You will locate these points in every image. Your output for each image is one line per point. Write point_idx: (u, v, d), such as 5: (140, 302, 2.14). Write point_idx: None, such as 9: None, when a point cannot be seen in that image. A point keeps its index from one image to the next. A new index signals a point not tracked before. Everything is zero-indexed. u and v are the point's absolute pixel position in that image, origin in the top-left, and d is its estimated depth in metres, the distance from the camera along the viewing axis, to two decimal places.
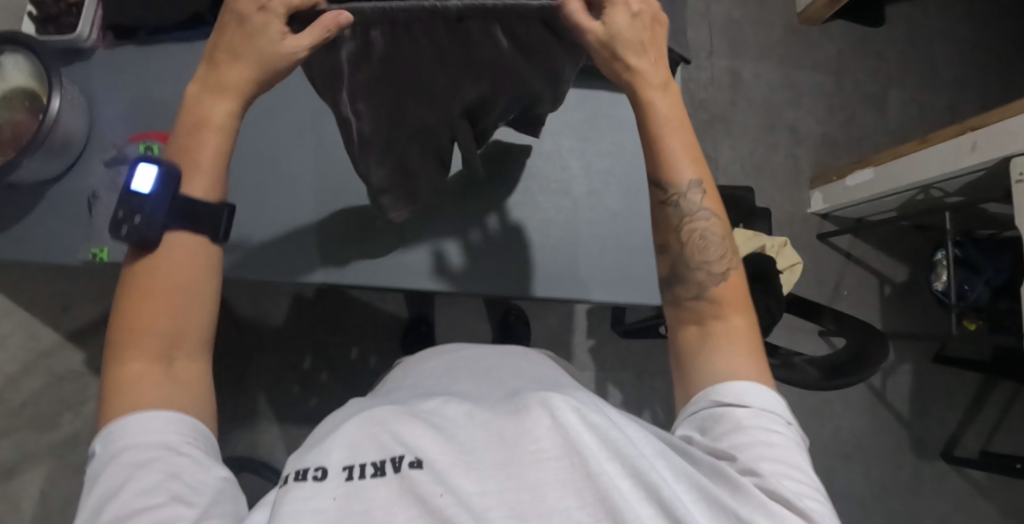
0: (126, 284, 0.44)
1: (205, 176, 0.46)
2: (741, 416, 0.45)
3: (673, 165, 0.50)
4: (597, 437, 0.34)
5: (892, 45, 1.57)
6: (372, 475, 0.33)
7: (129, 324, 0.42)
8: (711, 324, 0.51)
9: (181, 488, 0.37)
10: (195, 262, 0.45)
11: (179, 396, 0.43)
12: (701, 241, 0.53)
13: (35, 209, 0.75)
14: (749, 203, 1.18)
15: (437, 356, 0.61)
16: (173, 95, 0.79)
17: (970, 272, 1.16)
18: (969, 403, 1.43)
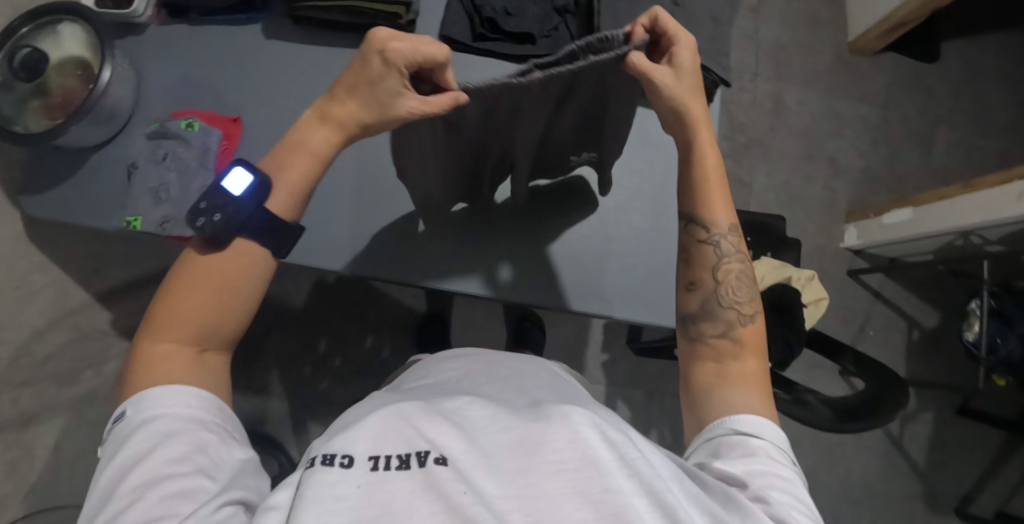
0: (175, 279, 0.48)
1: (285, 195, 0.52)
2: (756, 445, 0.44)
3: (712, 210, 0.55)
4: (615, 454, 0.35)
5: (945, 81, 1.52)
6: (397, 467, 0.34)
7: (173, 307, 0.46)
8: (728, 364, 0.51)
9: (206, 460, 0.40)
10: (251, 264, 0.50)
11: (205, 378, 0.47)
12: (735, 283, 0.54)
13: (77, 172, 0.78)
14: (779, 233, 1.15)
15: (459, 356, 0.63)
16: (219, 77, 0.81)
17: (1004, 325, 1.11)
18: (991, 461, 1.36)
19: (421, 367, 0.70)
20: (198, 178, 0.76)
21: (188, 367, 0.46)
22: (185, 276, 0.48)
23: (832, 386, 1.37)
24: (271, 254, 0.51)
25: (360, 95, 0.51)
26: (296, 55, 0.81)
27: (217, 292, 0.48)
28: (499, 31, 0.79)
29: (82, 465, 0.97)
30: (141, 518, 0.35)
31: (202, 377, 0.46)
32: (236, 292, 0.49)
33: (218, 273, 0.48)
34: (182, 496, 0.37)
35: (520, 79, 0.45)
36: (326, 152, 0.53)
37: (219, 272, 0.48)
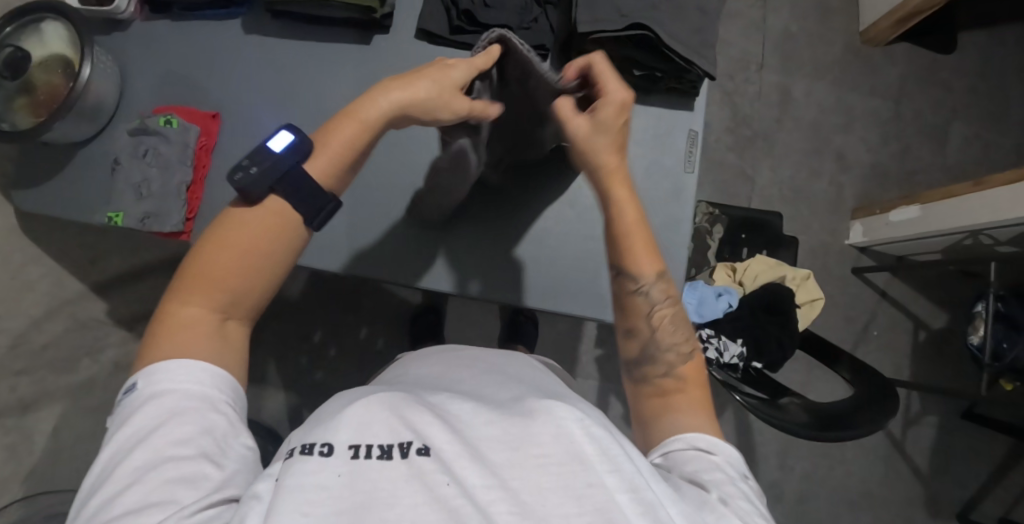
0: (201, 242, 0.45)
1: (326, 155, 0.49)
2: (712, 458, 0.42)
3: (635, 260, 0.53)
4: (599, 450, 0.34)
5: (962, 73, 1.45)
6: (378, 456, 0.32)
7: (198, 271, 0.43)
8: (672, 397, 0.50)
9: (210, 445, 0.37)
10: (284, 237, 0.46)
11: (225, 354, 0.43)
12: (671, 324, 0.54)
13: (65, 168, 0.79)
14: (777, 230, 1.11)
15: (431, 357, 0.62)
16: (200, 73, 0.81)
17: (1012, 330, 1.08)
18: (997, 468, 1.32)
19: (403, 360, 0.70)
20: (176, 175, 0.76)
21: (210, 342, 0.42)
22: (213, 238, 0.45)
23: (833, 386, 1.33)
24: (305, 221, 0.47)
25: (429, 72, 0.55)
26: (275, 51, 0.81)
27: (243, 264, 0.44)
28: (476, 24, 0.77)
29: (78, 449, 1.01)
30: (135, 504, 0.32)
31: (219, 353, 0.43)
32: (264, 262, 0.45)
33: (249, 240, 0.45)
34: (183, 482, 0.34)
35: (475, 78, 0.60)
36: (375, 112, 0.51)
37: (247, 241, 0.45)
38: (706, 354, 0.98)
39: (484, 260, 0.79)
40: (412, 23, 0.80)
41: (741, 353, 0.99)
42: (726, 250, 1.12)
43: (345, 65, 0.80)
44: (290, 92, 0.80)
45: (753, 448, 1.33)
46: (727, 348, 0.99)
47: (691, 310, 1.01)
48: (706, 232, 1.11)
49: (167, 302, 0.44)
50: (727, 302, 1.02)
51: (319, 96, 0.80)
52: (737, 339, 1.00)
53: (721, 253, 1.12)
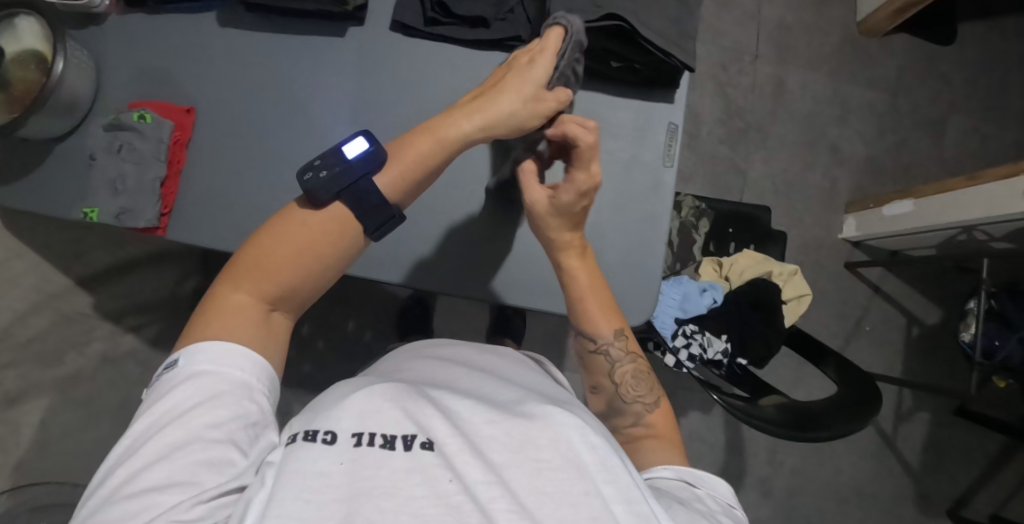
0: (261, 234, 0.47)
1: (396, 166, 0.51)
2: (696, 487, 0.47)
3: (593, 323, 0.62)
4: (597, 459, 0.37)
5: (960, 66, 1.43)
6: (380, 445, 0.35)
7: (251, 260, 0.45)
8: (642, 441, 0.57)
9: (240, 435, 0.37)
10: (344, 241, 0.48)
11: (267, 341, 0.44)
12: (633, 379, 0.61)
13: (44, 163, 0.79)
14: (766, 225, 1.10)
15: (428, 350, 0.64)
16: (177, 67, 0.81)
17: (1003, 327, 1.06)
18: (988, 464, 1.31)
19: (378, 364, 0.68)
20: (152, 170, 0.76)
21: (255, 332, 0.43)
22: (276, 231, 0.47)
23: (821, 383, 1.34)
24: (365, 233, 0.49)
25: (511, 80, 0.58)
26: (251, 44, 0.80)
27: (298, 260, 0.46)
28: (451, 15, 0.76)
29: (66, 443, 1.01)
30: (160, 479, 0.33)
31: (261, 341, 0.43)
32: (318, 262, 0.47)
33: (316, 239, 0.47)
34: (208, 465, 0.34)
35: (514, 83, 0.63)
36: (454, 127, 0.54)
37: (309, 239, 0.46)
38: (690, 351, 0.97)
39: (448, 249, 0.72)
40: (389, 16, 0.79)
41: (726, 349, 0.98)
42: (712, 244, 1.09)
43: (320, 58, 0.80)
44: (265, 86, 0.80)
45: (741, 443, 1.33)
46: (712, 344, 0.98)
47: (674, 306, 1.00)
48: (692, 226, 1.08)
49: (218, 286, 0.45)
50: (711, 298, 1.00)
51: (293, 90, 0.80)
52: (722, 335, 0.99)
53: (707, 248, 1.09)
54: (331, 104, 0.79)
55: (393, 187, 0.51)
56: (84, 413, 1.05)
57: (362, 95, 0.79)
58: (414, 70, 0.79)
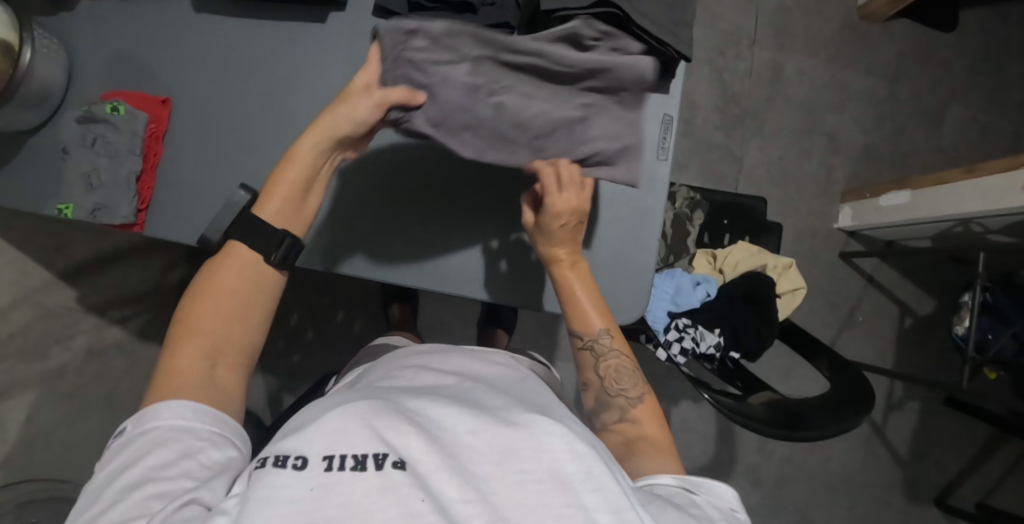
0: (191, 293, 0.53)
1: (269, 200, 0.56)
2: (695, 494, 0.47)
3: (580, 318, 0.63)
4: (582, 468, 0.35)
5: (961, 52, 1.41)
6: (352, 468, 0.32)
7: (184, 322, 0.51)
8: (634, 442, 0.56)
9: (192, 465, 0.42)
10: (263, 278, 0.55)
11: (211, 389, 0.49)
12: (616, 373, 0.61)
13: (18, 156, 0.77)
14: (760, 216, 1.08)
15: (411, 360, 0.61)
16: (149, 54, 0.78)
17: (997, 321, 1.06)
18: (976, 453, 1.32)
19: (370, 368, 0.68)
20: (126, 164, 0.74)
21: (200, 386, 0.48)
22: (199, 291, 0.52)
23: (812, 373, 1.34)
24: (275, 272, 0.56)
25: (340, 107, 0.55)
26: (225, 29, 0.77)
27: (230, 309, 0.52)
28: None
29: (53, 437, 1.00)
30: (121, 516, 0.37)
31: (208, 393, 0.48)
32: (247, 303, 0.53)
33: (235, 286, 0.53)
34: (161, 496, 0.38)
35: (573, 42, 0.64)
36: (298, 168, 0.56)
37: (227, 290, 0.53)
38: (682, 345, 0.95)
39: (412, 244, 0.69)
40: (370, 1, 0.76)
41: (718, 343, 0.96)
42: (706, 236, 1.08)
43: (297, 45, 0.76)
44: (240, 74, 0.77)
45: (732, 433, 1.34)
46: (704, 338, 0.96)
47: (666, 299, 0.98)
48: (686, 219, 1.05)
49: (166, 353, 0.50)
50: (705, 291, 0.98)
51: (270, 79, 0.77)
52: (714, 329, 0.97)
53: (702, 239, 1.08)
54: (313, 94, 0.76)
55: (268, 217, 0.55)
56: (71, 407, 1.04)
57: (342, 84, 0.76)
58: None
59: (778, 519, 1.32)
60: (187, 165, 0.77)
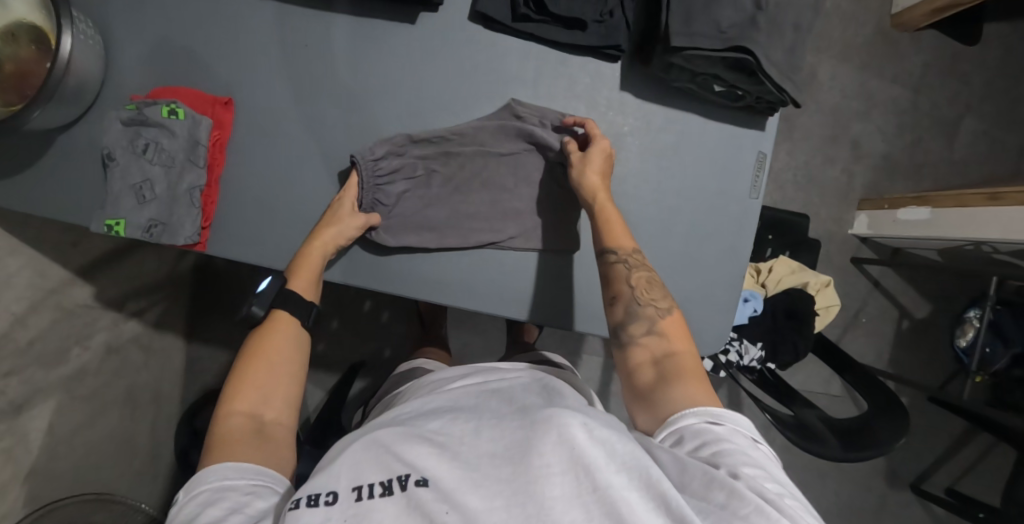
0: (244, 353, 0.55)
1: (300, 280, 0.62)
2: (721, 431, 0.47)
3: (613, 231, 0.63)
4: (604, 453, 0.40)
5: (982, 66, 1.44)
6: (381, 494, 0.40)
7: (232, 383, 0.52)
8: (662, 360, 0.55)
9: (237, 518, 0.41)
10: (304, 342, 0.59)
11: (263, 449, 0.49)
12: (647, 284, 0.61)
13: (47, 157, 0.68)
14: (802, 233, 1.12)
15: (450, 373, 0.67)
16: (207, 48, 0.69)
17: (997, 337, 1.16)
18: (950, 444, 1.46)
19: (416, 390, 0.68)
20: (186, 176, 0.66)
21: (252, 445, 0.49)
22: (251, 351, 0.55)
23: (817, 370, 1.43)
24: (303, 332, 0.59)
25: (333, 222, 0.65)
26: (295, 24, 0.69)
27: (283, 369, 0.55)
28: (544, 12, 0.66)
29: (75, 442, 0.94)
30: None
31: (260, 451, 0.48)
32: (290, 367, 0.56)
33: (281, 355, 0.55)
34: None
35: (681, 68, 0.66)
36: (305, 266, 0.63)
37: (276, 353, 0.55)
38: (728, 357, 1.00)
39: (467, 279, 0.71)
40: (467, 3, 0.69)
41: (760, 356, 1.02)
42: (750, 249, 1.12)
43: (380, 49, 0.69)
44: (312, 78, 0.69)
45: None
46: (748, 352, 1.01)
47: None
48: None
49: (219, 410, 0.51)
50: (753, 308, 1.02)
51: (341, 82, 0.69)
52: (757, 343, 1.02)
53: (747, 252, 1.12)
54: (391, 103, 0.69)
55: (303, 293, 0.61)
56: (92, 408, 0.98)
57: (428, 97, 0.69)
58: (490, 72, 0.70)
59: None
60: (246, 177, 0.69)
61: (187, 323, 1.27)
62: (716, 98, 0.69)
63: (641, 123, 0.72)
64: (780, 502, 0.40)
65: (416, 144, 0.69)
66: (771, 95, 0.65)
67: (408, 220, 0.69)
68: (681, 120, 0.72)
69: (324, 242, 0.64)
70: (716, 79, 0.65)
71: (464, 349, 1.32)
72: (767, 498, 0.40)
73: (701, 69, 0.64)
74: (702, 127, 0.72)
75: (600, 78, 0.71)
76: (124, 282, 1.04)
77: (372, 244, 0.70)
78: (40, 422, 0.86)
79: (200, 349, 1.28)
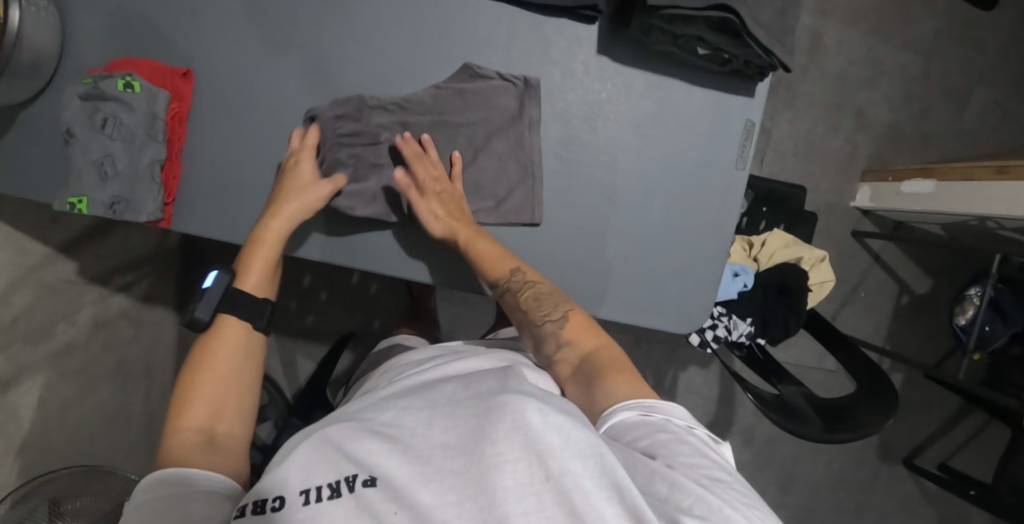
0: (191, 366, 0.52)
1: (255, 273, 0.60)
2: (656, 422, 0.44)
3: (490, 265, 0.63)
4: (559, 436, 0.37)
5: (996, 33, 1.37)
6: (329, 497, 0.37)
7: (182, 396, 0.50)
8: (578, 367, 0.53)
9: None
10: (256, 347, 0.57)
11: (216, 456, 0.45)
12: (536, 302, 0.60)
13: (10, 132, 0.67)
14: (797, 206, 1.09)
15: (424, 354, 0.65)
16: (164, 15, 0.66)
17: (996, 314, 1.13)
18: (945, 420, 1.45)
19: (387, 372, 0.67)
20: (148, 152, 0.64)
21: (203, 453, 0.45)
22: (201, 360, 0.53)
23: (811, 344, 1.41)
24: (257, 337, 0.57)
25: (291, 193, 0.62)
26: None
27: (233, 377, 0.53)
28: None
29: (67, 416, 0.96)
30: None
31: (212, 459, 0.45)
32: (243, 376, 0.54)
33: (234, 361, 0.53)
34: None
35: (660, 31, 0.62)
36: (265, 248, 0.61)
37: (228, 362, 0.53)
38: (716, 332, 0.98)
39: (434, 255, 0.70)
40: None
41: (749, 331, 0.99)
42: (744, 221, 1.08)
43: (342, 14, 0.65)
44: (274, 45, 0.66)
45: (732, 397, 1.41)
46: (736, 327, 0.99)
47: None
48: None
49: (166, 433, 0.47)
50: (743, 283, 1.00)
51: (303, 49, 0.66)
52: (746, 319, 0.99)
53: (740, 225, 1.09)
54: (355, 72, 0.66)
55: (252, 292, 0.59)
56: (81, 382, 0.99)
57: (395, 64, 0.66)
58: (461, 38, 0.66)
59: (764, 474, 1.43)
60: (209, 152, 0.67)
61: (178, 296, 1.28)
62: (699, 61, 0.65)
63: (620, 91, 0.68)
64: (717, 495, 0.37)
65: (376, 113, 0.65)
66: (759, 59, 0.62)
67: (368, 190, 0.66)
68: (661, 87, 0.68)
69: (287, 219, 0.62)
70: (699, 42, 0.61)
71: (452, 322, 1.32)
72: (705, 491, 0.38)
73: (683, 31, 0.60)
74: (683, 93, 0.69)
75: (577, 43, 0.67)
76: (107, 257, 1.04)
77: (333, 221, 0.68)
78: (29, 398, 0.87)
79: (191, 322, 1.29)
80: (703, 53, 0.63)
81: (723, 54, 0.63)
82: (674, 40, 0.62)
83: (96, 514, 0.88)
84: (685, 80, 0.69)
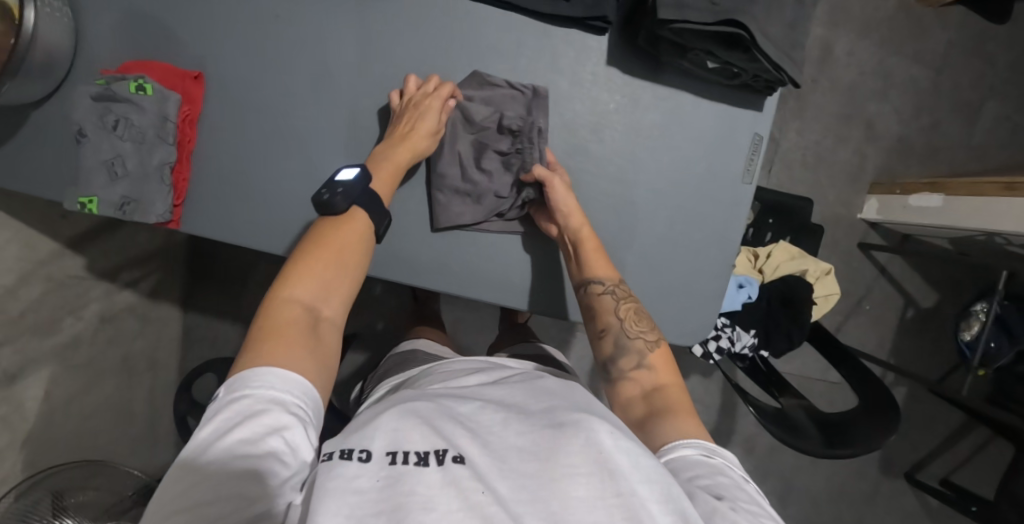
0: (310, 242, 0.52)
1: (383, 183, 0.60)
2: (717, 464, 0.46)
3: (593, 264, 0.64)
4: (629, 460, 0.37)
5: (1008, 47, 1.36)
6: (416, 463, 0.36)
7: (300, 267, 0.50)
8: (653, 391, 0.55)
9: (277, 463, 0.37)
10: (368, 251, 0.56)
11: (318, 351, 0.45)
12: (636, 314, 0.62)
13: (22, 130, 0.67)
14: (805, 218, 1.09)
15: (466, 358, 0.64)
16: (178, 18, 0.66)
17: (1003, 332, 1.12)
18: (947, 434, 1.44)
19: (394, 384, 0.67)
20: (157, 153, 0.64)
21: (306, 337, 0.45)
22: (320, 239, 0.52)
23: (815, 355, 1.40)
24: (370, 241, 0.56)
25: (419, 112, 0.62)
26: None
27: (346, 268, 0.52)
28: None
29: (71, 410, 0.97)
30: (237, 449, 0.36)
31: (310, 348, 0.45)
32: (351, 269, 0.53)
33: (349, 255, 0.53)
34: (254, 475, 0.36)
35: (670, 42, 0.62)
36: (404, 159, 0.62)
37: (349, 255, 0.53)
38: (719, 343, 0.98)
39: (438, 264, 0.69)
40: None
41: (751, 343, 1.00)
42: (751, 233, 1.09)
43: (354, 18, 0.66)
44: (286, 48, 0.66)
45: (733, 407, 1.40)
46: (740, 338, 0.99)
47: None
48: None
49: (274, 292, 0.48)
50: (747, 295, 0.98)
51: (314, 52, 0.66)
52: (750, 330, 1.00)
53: (745, 237, 1.09)
54: (366, 76, 0.66)
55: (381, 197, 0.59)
56: (87, 376, 1.00)
57: (405, 69, 0.66)
58: (467, 47, 0.66)
59: (764, 485, 1.42)
60: (218, 155, 0.68)
61: (183, 293, 1.29)
62: (707, 74, 0.65)
63: (628, 102, 0.68)
64: None
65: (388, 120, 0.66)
66: (769, 74, 0.62)
67: None
68: (669, 98, 0.68)
69: (412, 151, 0.62)
70: (709, 55, 0.61)
71: (456, 325, 1.32)
72: None
73: (693, 43, 0.60)
74: (692, 105, 0.69)
75: (585, 54, 0.67)
76: (114, 253, 1.05)
77: None
78: (35, 391, 0.88)
79: (196, 319, 1.30)
80: (713, 66, 0.63)
81: (733, 68, 0.63)
82: (684, 52, 0.62)
83: (98, 510, 0.88)
84: (693, 92, 0.69)
